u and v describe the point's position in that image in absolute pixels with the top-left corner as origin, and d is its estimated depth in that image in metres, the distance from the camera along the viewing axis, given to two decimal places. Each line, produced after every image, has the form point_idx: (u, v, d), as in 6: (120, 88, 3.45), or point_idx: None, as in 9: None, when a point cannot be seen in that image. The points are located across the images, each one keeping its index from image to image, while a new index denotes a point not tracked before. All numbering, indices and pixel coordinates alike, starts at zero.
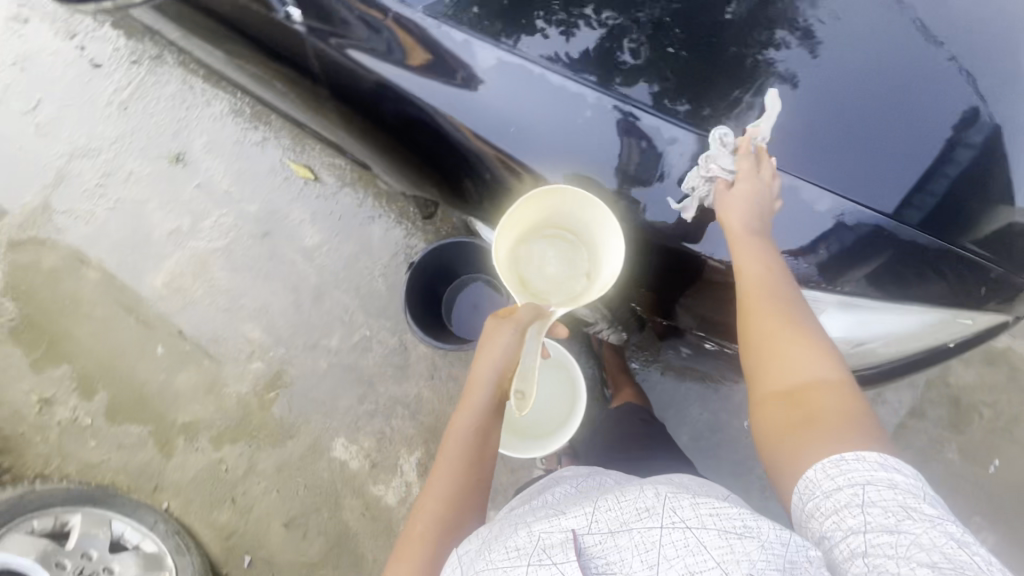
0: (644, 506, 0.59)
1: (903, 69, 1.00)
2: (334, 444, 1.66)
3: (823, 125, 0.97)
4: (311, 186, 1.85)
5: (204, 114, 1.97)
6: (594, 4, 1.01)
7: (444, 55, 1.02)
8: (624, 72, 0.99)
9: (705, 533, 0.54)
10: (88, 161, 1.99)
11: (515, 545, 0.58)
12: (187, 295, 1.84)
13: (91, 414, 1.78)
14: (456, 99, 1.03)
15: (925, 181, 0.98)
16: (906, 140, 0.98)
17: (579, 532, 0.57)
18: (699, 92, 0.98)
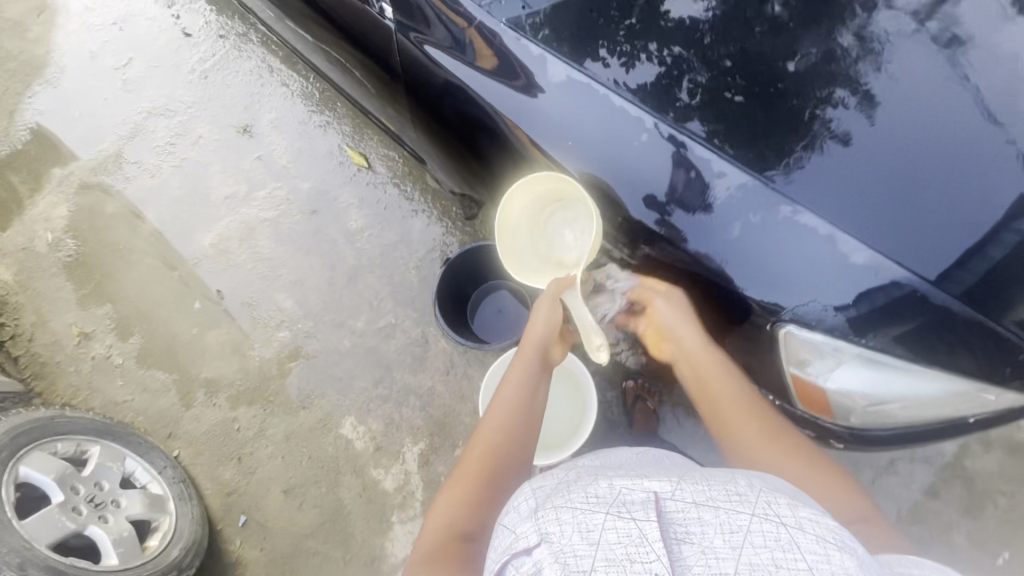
0: (737, 493, 0.62)
1: (964, 142, 0.97)
2: (343, 422, 1.71)
3: (870, 188, 0.96)
4: (363, 173, 1.94)
5: (276, 92, 2.09)
6: (658, 40, 1.03)
7: (518, 62, 1.08)
8: (676, 109, 1.02)
9: (800, 533, 0.56)
10: (163, 120, 2.13)
11: (594, 492, 0.63)
12: (231, 258, 1.93)
13: (123, 355, 1.87)
14: (520, 107, 1.08)
15: (967, 258, 0.97)
16: (953, 217, 0.96)
17: (663, 496, 0.61)
18: (749, 139, 0.99)
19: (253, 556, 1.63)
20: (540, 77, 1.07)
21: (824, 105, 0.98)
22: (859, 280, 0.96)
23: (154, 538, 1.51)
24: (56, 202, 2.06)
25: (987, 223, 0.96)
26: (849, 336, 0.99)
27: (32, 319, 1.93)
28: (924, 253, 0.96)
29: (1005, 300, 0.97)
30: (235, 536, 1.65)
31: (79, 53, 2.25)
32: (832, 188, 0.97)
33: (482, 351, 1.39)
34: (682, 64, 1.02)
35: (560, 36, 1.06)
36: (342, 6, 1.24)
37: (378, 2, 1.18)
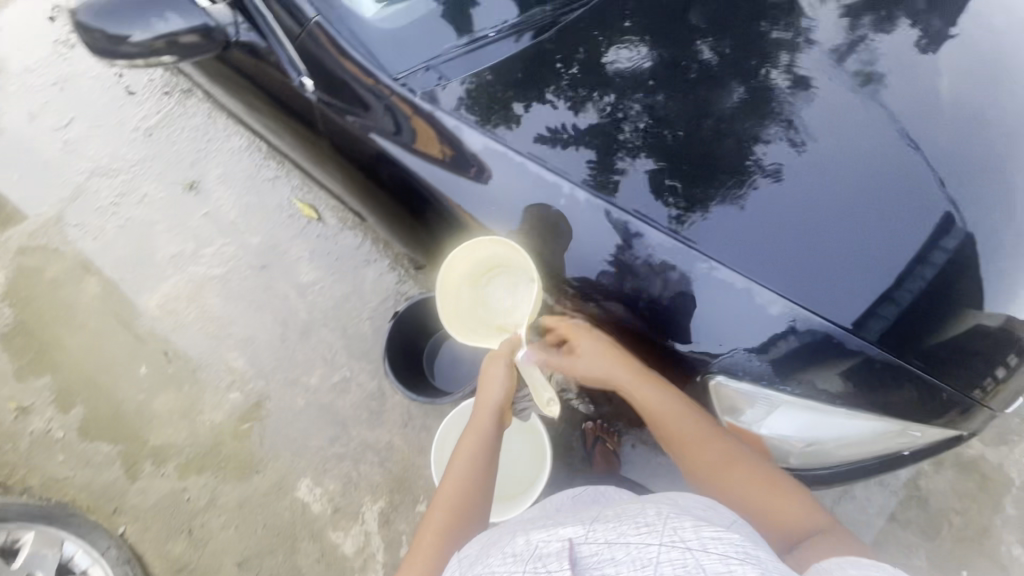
0: (644, 524, 0.64)
1: (885, 171, 1.10)
2: (298, 485, 1.65)
3: (805, 218, 1.05)
4: (313, 225, 1.92)
5: (223, 147, 2.08)
6: (602, 89, 1.12)
7: (467, 150, 1.08)
8: (624, 148, 1.07)
9: (705, 556, 0.57)
10: (106, 180, 2.08)
11: (512, 551, 0.65)
12: (179, 318, 1.88)
13: (64, 428, 1.78)
14: (448, 178, 1.11)
15: (892, 290, 1.04)
16: (883, 240, 1.05)
17: (576, 541, 0.63)
18: (695, 175, 1.06)
19: None
20: (478, 157, 1.08)
21: (757, 142, 1.10)
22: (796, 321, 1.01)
23: None
24: None
25: (907, 251, 1.06)
26: (775, 383, 1.04)
27: None
28: (855, 286, 1.03)
29: (924, 334, 1.04)
30: None
31: (17, 115, 2.20)
32: (769, 224, 1.04)
33: (435, 405, 1.37)
34: (626, 111, 1.11)
35: (493, 99, 1.09)
36: (265, 75, 1.23)
37: (298, 75, 1.17)
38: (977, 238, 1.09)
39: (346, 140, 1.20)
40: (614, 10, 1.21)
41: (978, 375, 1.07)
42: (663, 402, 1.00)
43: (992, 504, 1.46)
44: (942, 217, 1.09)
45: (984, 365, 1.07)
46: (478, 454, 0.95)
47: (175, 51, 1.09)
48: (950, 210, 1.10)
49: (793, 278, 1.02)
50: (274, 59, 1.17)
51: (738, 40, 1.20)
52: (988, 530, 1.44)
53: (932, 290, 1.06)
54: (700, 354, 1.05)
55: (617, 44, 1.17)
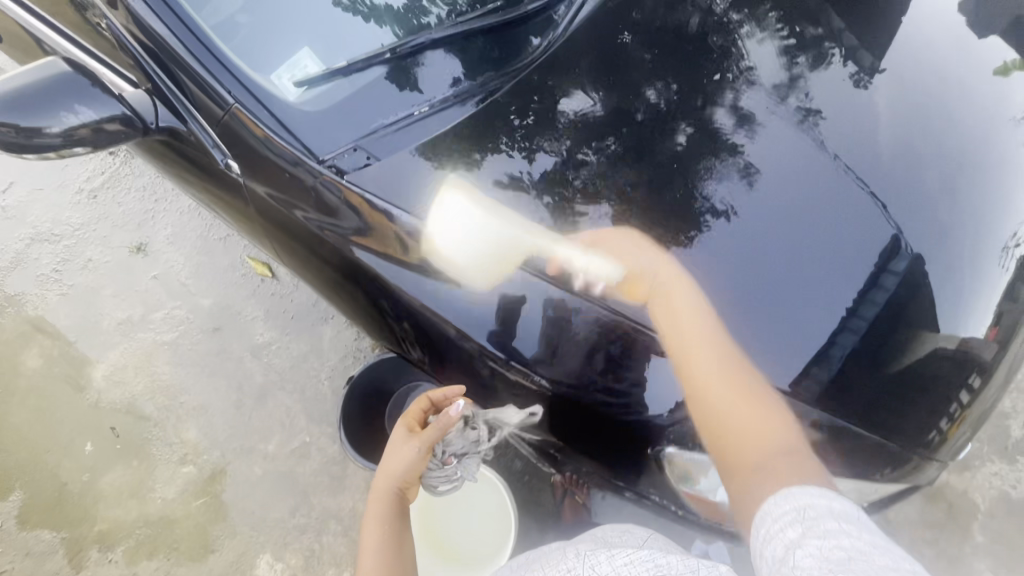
0: (568, 566, 0.74)
1: (830, 202, 1.14)
2: (258, 561, 1.57)
3: (757, 253, 1.08)
4: (267, 283, 1.87)
5: (172, 207, 2.01)
6: (553, 134, 1.13)
7: (429, 243, 1.04)
8: (578, 194, 1.08)
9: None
10: (47, 247, 2.00)
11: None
12: (127, 388, 1.79)
13: (2, 516, 1.67)
14: (382, 259, 1.07)
15: (845, 320, 1.06)
16: (831, 272, 1.09)
17: None
18: (649, 217, 1.08)
19: None
20: (426, 240, 1.04)
21: (706, 180, 1.12)
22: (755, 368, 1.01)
23: None
24: None
25: (857, 280, 1.09)
26: None
27: None
28: (809, 318, 1.05)
29: (880, 363, 1.06)
30: None
31: None
32: (722, 263, 1.06)
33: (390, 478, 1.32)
34: (578, 156, 1.11)
35: (444, 157, 1.09)
36: (193, 154, 1.20)
37: (224, 157, 1.16)
38: (925, 260, 1.12)
39: (291, 228, 1.16)
40: (558, 55, 1.21)
41: (937, 413, 1.09)
42: (699, 326, 0.94)
43: (960, 531, 1.46)
44: (890, 240, 1.12)
45: (933, 405, 1.09)
46: (390, 546, 0.93)
47: (101, 138, 1.07)
48: (897, 233, 1.13)
49: (748, 316, 1.04)
50: (195, 140, 1.16)
51: (683, 80, 1.21)
52: (959, 559, 1.44)
53: (884, 318, 1.07)
54: (649, 423, 1.02)
55: (563, 90, 1.18)
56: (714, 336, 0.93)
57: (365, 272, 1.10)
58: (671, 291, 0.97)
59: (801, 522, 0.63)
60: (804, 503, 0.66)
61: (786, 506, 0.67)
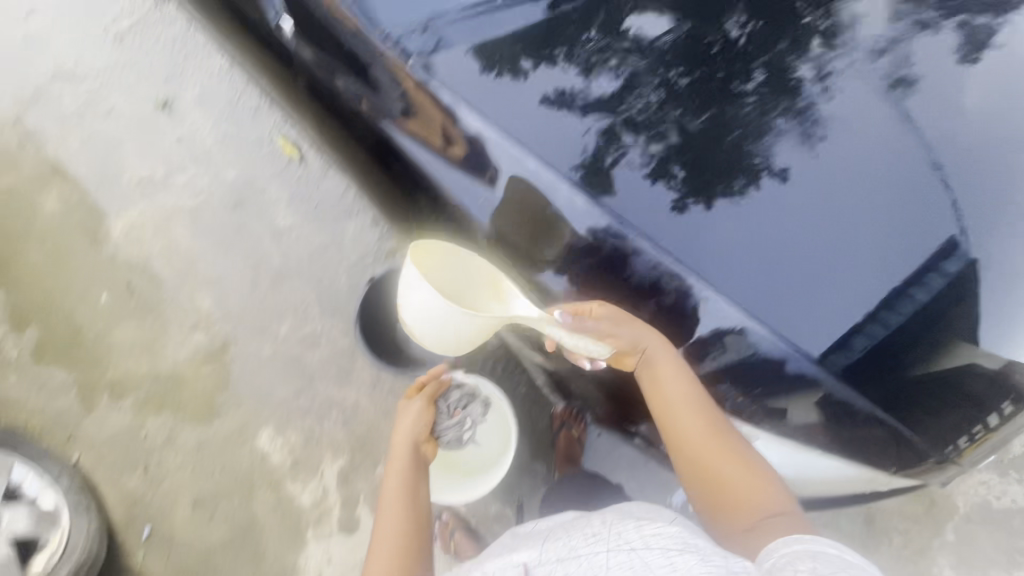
0: (593, 532, 0.89)
1: (904, 177, 0.96)
2: (259, 434, 1.63)
3: (806, 225, 0.95)
4: (294, 165, 1.80)
5: (201, 65, 1.89)
6: (616, 51, 0.99)
7: (483, 152, 1.00)
8: (628, 122, 0.98)
9: (642, 552, 0.81)
10: (68, 85, 1.89)
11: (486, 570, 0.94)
12: (144, 248, 1.77)
13: (18, 349, 1.71)
14: (433, 154, 1.07)
15: (878, 309, 0.95)
16: (886, 258, 0.95)
17: (529, 564, 0.90)
18: (693, 165, 0.96)
19: (157, 569, 1.56)
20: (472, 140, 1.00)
21: (766, 133, 0.97)
22: (792, 334, 0.95)
23: (42, 556, 1.41)
24: None
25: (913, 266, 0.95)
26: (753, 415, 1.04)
27: None
28: (846, 308, 0.94)
29: (918, 355, 0.97)
30: (137, 548, 1.58)
31: None
32: (764, 231, 0.95)
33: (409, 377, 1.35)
34: (637, 80, 0.99)
35: (494, 58, 0.99)
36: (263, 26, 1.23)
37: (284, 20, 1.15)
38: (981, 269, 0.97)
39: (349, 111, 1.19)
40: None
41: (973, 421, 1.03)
42: (690, 406, 0.99)
43: (933, 526, 1.52)
44: (947, 239, 0.96)
45: (969, 414, 1.02)
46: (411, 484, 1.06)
47: None
48: (958, 232, 0.96)
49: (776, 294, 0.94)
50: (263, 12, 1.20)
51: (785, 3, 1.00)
52: (924, 550, 1.51)
53: (921, 316, 0.96)
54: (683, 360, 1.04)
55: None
56: (697, 400, 1.00)
57: (416, 167, 1.12)
58: (647, 363, 1.00)
59: (808, 559, 0.80)
60: (814, 548, 0.82)
61: (795, 546, 0.83)
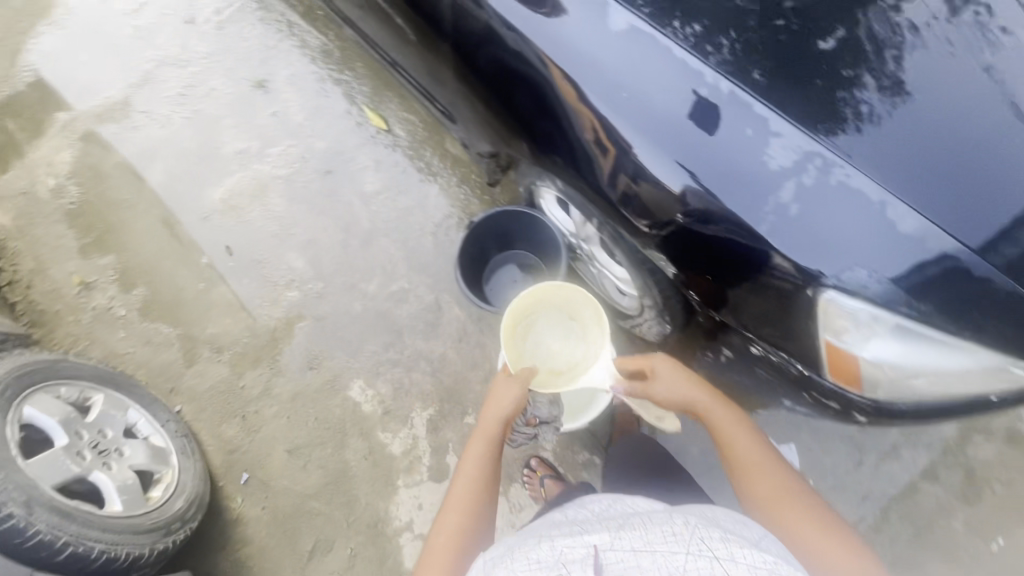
0: (670, 533, 0.72)
1: (999, 97, 0.84)
2: (351, 385, 1.69)
3: (909, 128, 0.82)
4: (381, 135, 1.90)
5: (294, 48, 2.03)
6: None
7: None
8: (720, 18, 0.88)
9: (732, 564, 0.65)
10: (177, 71, 2.06)
11: (538, 558, 0.70)
12: (242, 214, 1.88)
13: (125, 306, 1.83)
14: (542, 31, 0.98)
15: (1016, 225, 0.82)
16: (1001, 180, 0.81)
17: (601, 549, 0.69)
18: (790, 65, 0.85)
19: (255, 514, 1.62)
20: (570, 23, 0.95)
21: (871, 29, 0.86)
22: (936, 221, 0.80)
23: (157, 490, 1.43)
24: (59, 146, 2.02)
25: None
26: (888, 305, 0.83)
27: (31, 266, 1.90)
28: (978, 212, 0.81)
29: None
30: (235, 494, 1.63)
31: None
32: (872, 137, 0.82)
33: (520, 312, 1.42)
34: None
35: None
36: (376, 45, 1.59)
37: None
38: None
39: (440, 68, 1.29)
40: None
41: None
42: (764, 456, 1.02)
43: None
44: None
45: None
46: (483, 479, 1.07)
47: None
48: None
49: (885, 191, 0.80)
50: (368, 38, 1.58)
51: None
52: None
53: None
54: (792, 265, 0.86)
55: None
56: (768, 455, 1.02)
57: (509, 49, 1.05)
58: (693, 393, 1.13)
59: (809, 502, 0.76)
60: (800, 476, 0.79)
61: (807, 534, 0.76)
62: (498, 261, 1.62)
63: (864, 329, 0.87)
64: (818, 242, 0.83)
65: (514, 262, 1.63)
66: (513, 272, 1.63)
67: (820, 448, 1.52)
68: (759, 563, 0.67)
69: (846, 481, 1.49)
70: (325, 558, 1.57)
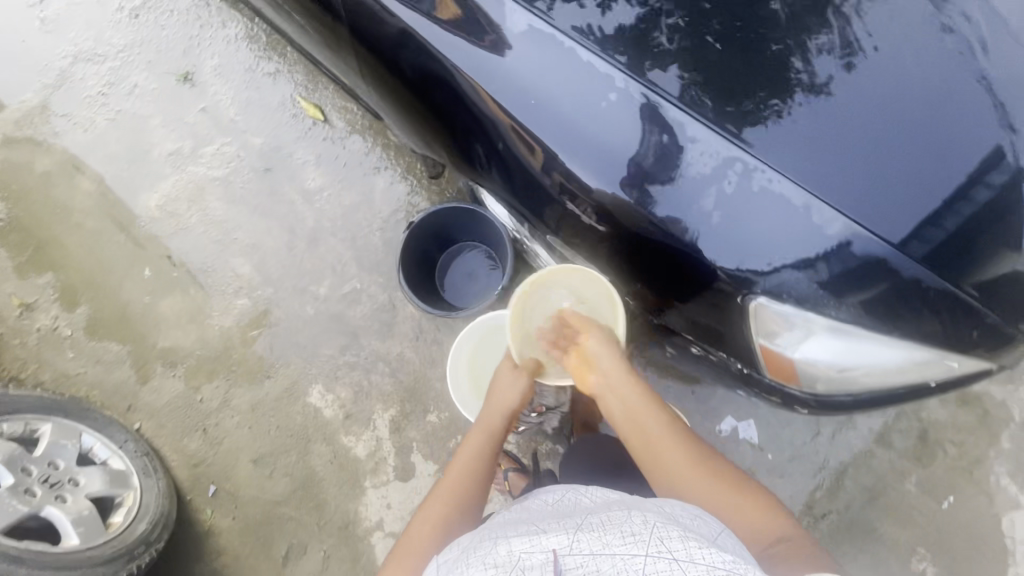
0: (630, 531, 0.65)
1: (926, 82, 0.88)
2: (311, 391, 1.67)
3: (835, 124, 0.85)
4: (319, 127, 1.80)
5: (218, 35, 1.88)
6: None
7: (486, 16, 0.91)
8: (658, 42, 0.87)
9: (690, 565, 0.58)
10: (93, 67, 1.91)
11: (493, 562, 0.64)
12: (180, 220, 1.80)
13: (71, 326, 1.77)
14: (479, 62, 0.92)
15: (955, 202, 0.87)
16: (936, 165, 0.86)
17: (558, 554, 0.62)
18: (732, 90, 0.85)
19: (226, 525, 1.62)
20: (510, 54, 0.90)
21: (802, 47, 0.87)
22: (883, 222, 0.83)
23: (118, 515, 1.42)
24: None
25: (961, 172, 0.87)
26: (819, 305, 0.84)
27: None
28: (897, 207, 0.84)
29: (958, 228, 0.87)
30: (204, 506, 1.63)
31: None
32: (797, 135, 0.84)
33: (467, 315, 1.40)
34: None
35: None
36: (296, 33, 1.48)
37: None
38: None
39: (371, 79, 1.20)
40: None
41: None
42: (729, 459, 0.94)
43: (988, 438, 1.48)
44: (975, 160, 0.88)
45: None
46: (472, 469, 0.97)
47: None
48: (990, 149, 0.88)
49: (807, 189, 0.82)
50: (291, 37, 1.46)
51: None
52: (981, 460, 1.48)
53: (982, 211, 0.88)
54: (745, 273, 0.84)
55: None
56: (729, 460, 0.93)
57: (442, 71, 0.97)
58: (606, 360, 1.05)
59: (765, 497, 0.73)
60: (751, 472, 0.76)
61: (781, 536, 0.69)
62: (450, 253, 1.59)
63: (800, 329, 0.86)
64: (741, 245, 0.84)
65: (464, 249, 1.58)
66: (465, 261, 1.59)
67: (778, 421, 1.53)
68: (719, 565, 0.58)
69: (805, 451, 1.52)
70: (300, 562, 1.59)
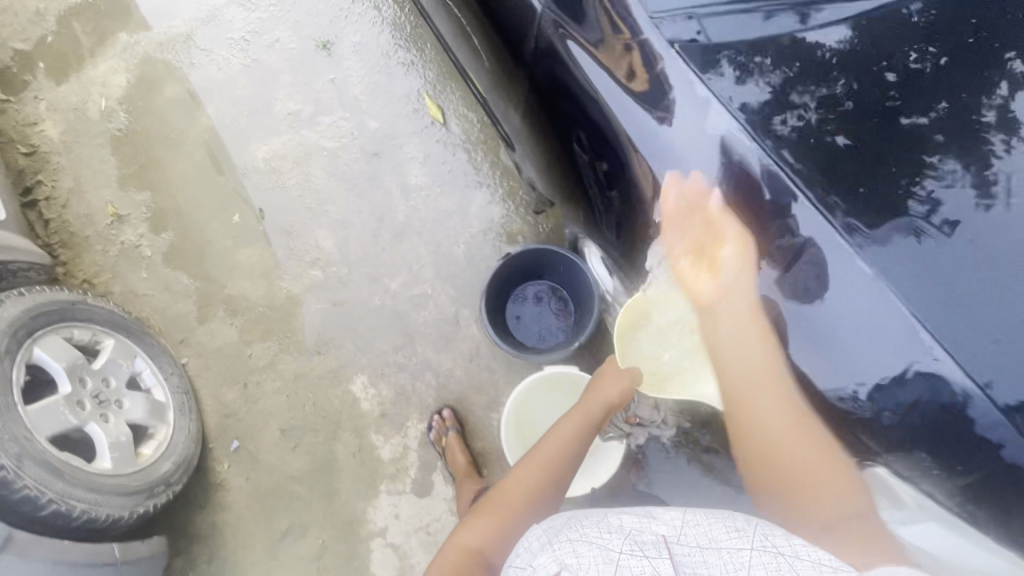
0: (734, 527, 0.79)
1: None
2: (354, 379, 1.67)
3: (947, 259, 0.92)
4: (436, 128, 1.81)
5: (366, 14, 1.92)
6: (783, 60, 0.98)
7: (667, 91, 1.02)
8: (791, 137, 0.97)
9: (795, 560, 0.69)
10: (243, 12, 1.97)
11: (610, 529, 0.81)
12: (280, 179, 1.83)
13: (152, 248, 1.82)
14: (645, 129, 1.05)
15: None
16: None
17: (668, 537, 0.77)
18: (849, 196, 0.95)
19: (238, 483, 1.63)
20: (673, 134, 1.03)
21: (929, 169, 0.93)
22: (965, 355, 0.90)
23: (148, 448, 1.44)
24: (116, 69, 1.98)
25: None
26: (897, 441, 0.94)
27: (70, 186, 1.89)
28: (992, 350, 0.89)
29: None
30: (223, 458, 1.65)
31: None
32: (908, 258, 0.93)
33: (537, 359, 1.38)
34: (799, 94, 0.97)
35: (683, 57, 1.01)
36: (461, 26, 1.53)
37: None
38: None
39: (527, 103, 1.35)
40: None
41: None
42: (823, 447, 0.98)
43: None
44: None
45: None
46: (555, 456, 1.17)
47: None
48: None
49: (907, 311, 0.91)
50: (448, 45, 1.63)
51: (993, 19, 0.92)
52: None
53: None
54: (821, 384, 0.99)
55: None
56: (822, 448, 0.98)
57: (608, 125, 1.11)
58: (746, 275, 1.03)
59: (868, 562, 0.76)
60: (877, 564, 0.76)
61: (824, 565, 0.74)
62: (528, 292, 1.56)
63: (906, 511, 0.96)
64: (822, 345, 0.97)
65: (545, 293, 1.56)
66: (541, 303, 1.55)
67: None
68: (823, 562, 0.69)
69: None
70: (297, 542, 1.59)
